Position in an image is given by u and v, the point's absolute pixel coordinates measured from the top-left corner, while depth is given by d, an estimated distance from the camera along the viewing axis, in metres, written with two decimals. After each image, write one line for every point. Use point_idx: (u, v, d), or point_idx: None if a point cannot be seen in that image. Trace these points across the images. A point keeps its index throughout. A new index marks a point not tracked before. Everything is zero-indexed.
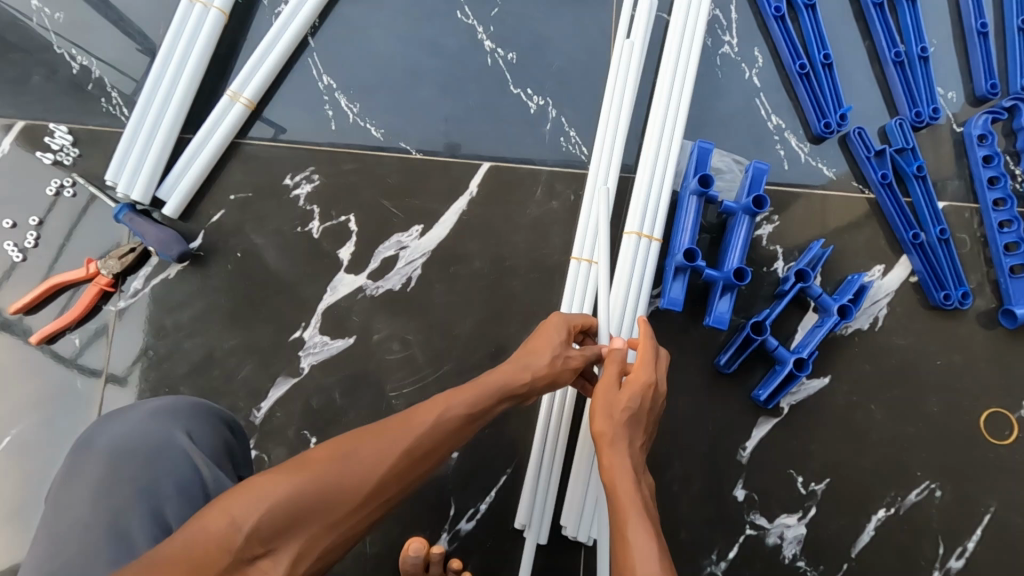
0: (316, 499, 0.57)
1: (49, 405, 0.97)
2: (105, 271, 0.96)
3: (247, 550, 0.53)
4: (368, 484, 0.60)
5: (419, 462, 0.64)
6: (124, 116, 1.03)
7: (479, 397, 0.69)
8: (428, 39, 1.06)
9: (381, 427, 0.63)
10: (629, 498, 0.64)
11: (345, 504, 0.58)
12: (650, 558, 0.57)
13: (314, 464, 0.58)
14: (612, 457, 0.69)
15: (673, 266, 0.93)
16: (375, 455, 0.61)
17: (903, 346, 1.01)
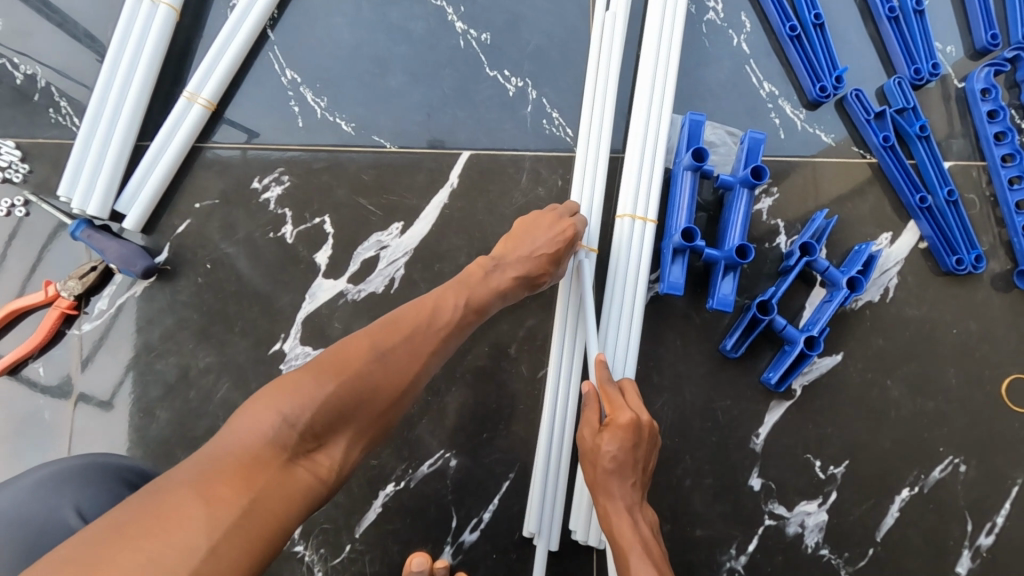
0: (363, 395, 0.59)
1: (16, 440, 0.91)
2: (65, 293, 0.89)
3: (302, 445, 0.55)
4: (402, 379, 0.63)
5: (438, 360, 0.69)
6: (75, 126, 0.97)
7: (481, 298, 0.75)
8: (395, 24, 1.00)
9: (405, 325, 0.66)
10: (631, 547, 0.67)
11: (388, 398, 0.62)
12: None
13: (352, 361, 0.60)
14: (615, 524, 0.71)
15: (671, 248, 0.88)
16: (405, 353, 0.64)
17: (917, 317, 0.96)
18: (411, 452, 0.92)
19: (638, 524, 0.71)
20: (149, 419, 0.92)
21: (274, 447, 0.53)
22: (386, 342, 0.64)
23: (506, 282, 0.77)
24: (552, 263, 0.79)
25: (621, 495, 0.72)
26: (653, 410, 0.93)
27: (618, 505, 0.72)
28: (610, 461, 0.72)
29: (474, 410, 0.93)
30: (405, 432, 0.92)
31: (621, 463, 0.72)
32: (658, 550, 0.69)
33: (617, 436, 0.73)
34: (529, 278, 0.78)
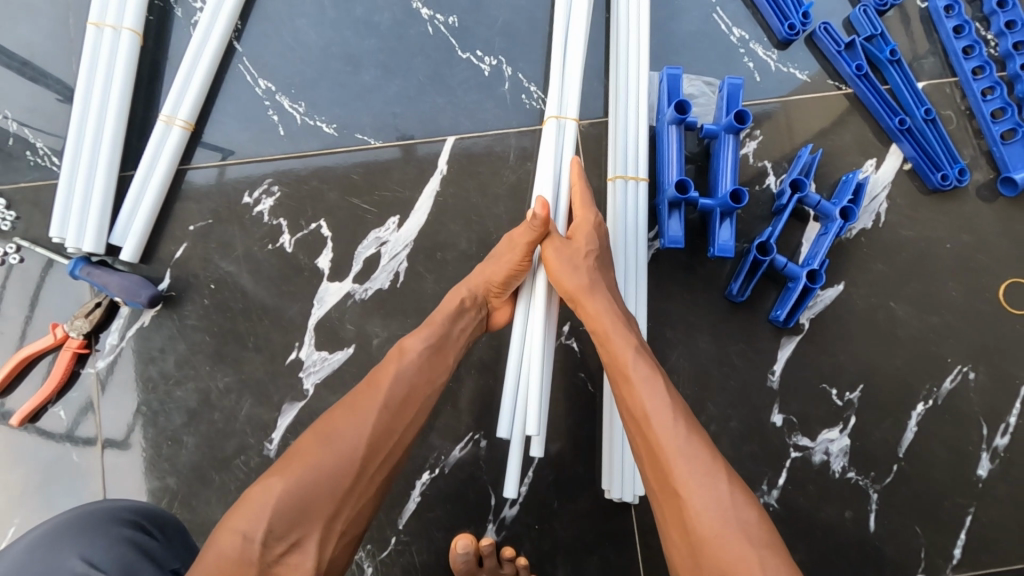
0: (316, 484, 0.64)
1: (49, 485, 0.91)
2: (74, 333, 0.89)
3: (269, 551, 0.60)
4: (354, 455, 0.67)
5: (400, 415, 0.72)
6: (55, 166, 0.96)
7: (433, 332, 0.78)
8: (361, 18, 1.00)
9: (354, 400, 0.72)
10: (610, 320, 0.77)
11: (343, 480, 0.66)
12: (658, 394, 0.69)
13: (299, 458, 0.66)
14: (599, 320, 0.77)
15: (666, 203, 0.89)
16: (351, 429, 0.69)
17: (911, 237, 0.98)
18: (440, 439, 0.93)
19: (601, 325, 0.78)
20: (179, 445, 0.92)
21: (241, 563, 0.59)
22: (328, 427, 0.69)
23: (448, 309, 0.80)
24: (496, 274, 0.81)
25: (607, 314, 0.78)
26: (669, 363, 0.95)
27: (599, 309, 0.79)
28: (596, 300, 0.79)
29: (496, 388, 0.95)
30: (432, 421, 0.93)
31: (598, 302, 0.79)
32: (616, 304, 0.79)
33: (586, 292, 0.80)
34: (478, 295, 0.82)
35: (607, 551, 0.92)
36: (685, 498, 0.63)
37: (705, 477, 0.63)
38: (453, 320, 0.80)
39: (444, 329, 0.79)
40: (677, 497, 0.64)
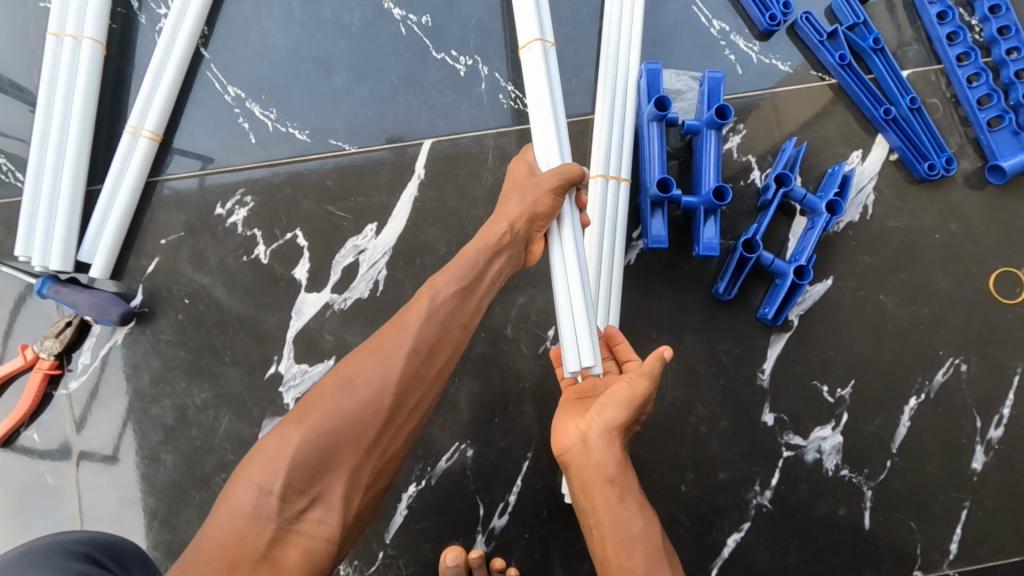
0: (336, 435, 0.61)
1: (25, 510, 0.89)
2: (44, 354, 0.87)
3: (288, 507, 0.57)
4: (379, 403, 0.63)
5: (426, 360, 0.67)
6: (20, 181, 0.93)
7: (466, 271, 0.70)
8: (331, 20, 0.97)
9: (379, 342, 0.66)
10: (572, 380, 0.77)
11: (367, 430, 0.62)
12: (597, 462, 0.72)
13: (319, 405, 0.62)
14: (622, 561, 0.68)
15: (649, 202, 0.87)
16: (374, 374, 0.64)
17: (898, 228, 0.97)
18: (427, 449, 0.91)
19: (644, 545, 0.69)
20: (157, 465, 0.90)
21: (258, 520, 0.56)
22: (349, 372, 0.64)
23: (481, 245, 0.71)
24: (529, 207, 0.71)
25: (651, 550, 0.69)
26: (657, 365, 0.94)
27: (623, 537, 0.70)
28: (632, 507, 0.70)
29: (481, 396, 0.92)
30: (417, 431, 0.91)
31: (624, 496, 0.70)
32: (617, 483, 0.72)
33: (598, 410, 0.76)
34: (520, 228, 0.72)
35: None
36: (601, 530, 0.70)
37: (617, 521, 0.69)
38: (490, 258, 0.71)
39: (475, 269, 0.70)
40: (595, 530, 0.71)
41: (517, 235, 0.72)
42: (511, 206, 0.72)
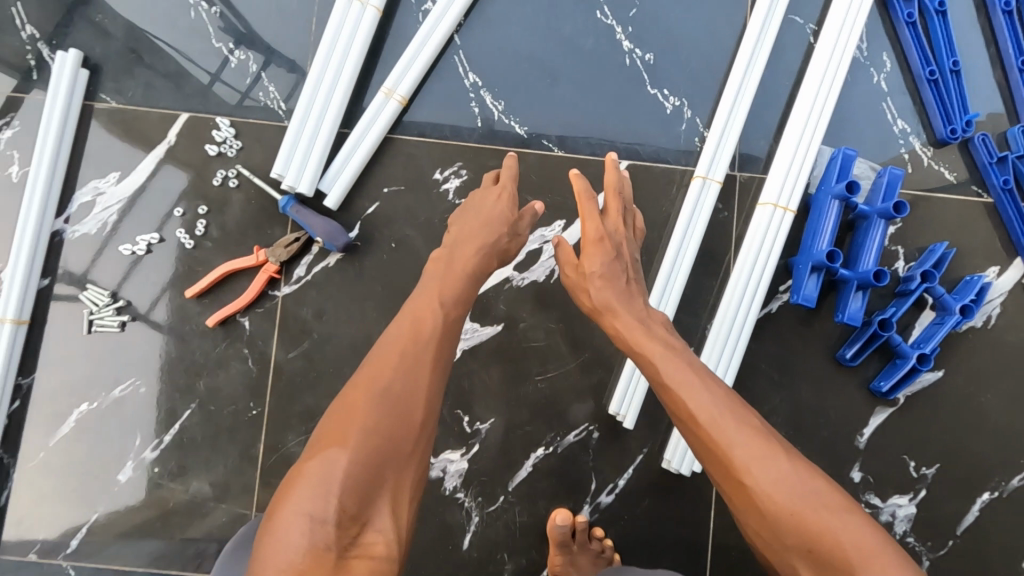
0: (378, 454, 0.66)
1: (222, 383, 1.04)
2: (274, 259, 1.02)
3: (343, 534, 0.62)
4: (409, 412, 0.69)
5: (441, 371, 0.75)
6: (281, 109, 1.07)
7: (456, 293, 0.82)
8: (567, 37, 1.10)
9: (391, 355, 0.73)
10: (608, 294, 0.86)
11: (404, 441, 0.68)
12: (700, 396, 0.72)
13: (352, 422, 0.67)
14: (726, 435, 0.69)
15: (809, 266, 0.99)
16: (399, 381, 0.70)
17: (1013, 343, 1.08)
18: (560, 422, 1.05)
19: (765, 443, 0.68)
20: (336, 374, 1.05)
21: (316, 548, 0.60)
22: (377, 381, 0.70)
23: (472, 264, 0.86)
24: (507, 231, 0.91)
25: (804, 473, 0.67)
26: (771, 404, 1.06)
27: (770, 468, 0.67)
28: (706, 385, 0.73)
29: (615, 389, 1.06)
30: (556, 404, 1.06)
31: (673, 346, 0.78)
32: (672, 339, 0.80)
33: (598, 270, 0.87)
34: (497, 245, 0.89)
35: (681, 553, 1.04)
36: (750, 485, 0.67)
37: (763, 459, 0.67)
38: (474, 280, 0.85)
39: (468, 292, 0.83)
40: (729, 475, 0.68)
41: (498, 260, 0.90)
42: (500, 231, 0.90)
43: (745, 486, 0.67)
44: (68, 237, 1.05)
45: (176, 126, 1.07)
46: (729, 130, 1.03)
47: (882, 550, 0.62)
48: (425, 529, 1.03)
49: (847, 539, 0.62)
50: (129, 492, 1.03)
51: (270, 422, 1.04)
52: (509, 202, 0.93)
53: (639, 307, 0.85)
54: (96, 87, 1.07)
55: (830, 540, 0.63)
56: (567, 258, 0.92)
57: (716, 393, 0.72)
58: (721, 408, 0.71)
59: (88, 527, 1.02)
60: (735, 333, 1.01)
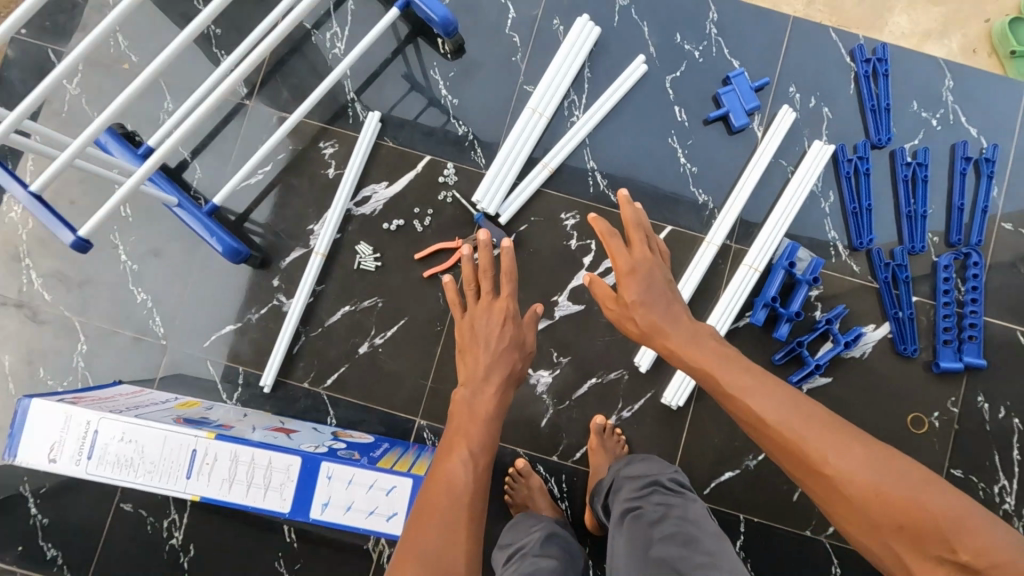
0: (436, 561, 1.09)
1: (423, 309, 1.85)
2: (467, 245, 1.84)
3: None
4: (455, 493, 1.19)
5: (479, 447, 1.30)
6: (482, 163, 1.90)
7: (476, 391, 1.41)
8: (649, 150, 1.90)
9: (445, 450, 1.30)
10: (655, 302, 1.36)
11: (456, 510, 1.16)
12: (763, 402, 1.13)
13: (430, 512, 1.16)
14: (808, 440, 1.06)
15: (762, 303, 1.78)
16: (451, 466, 1.24)
17: (875, 370, 1.84)
18: (607, 366, 1.84)
19: (843, 439, 1.04)
20: None
21: None
22: (443, 469, 1.24)
23: (489, 359, 1.44)
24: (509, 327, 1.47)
25: (875, 453, 1.01)
26: None
27: (852, 465, 1.01)
28: (772, 400, 1.13)
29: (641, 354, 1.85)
30: (606, 356, 1.84)
31: (711, 345, 1.29)
32: (746, 366, 1.22)
33: (636, 298, 1.37)
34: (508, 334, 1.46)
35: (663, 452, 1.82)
36: (840, 480, 1.01)
37: (847, 456, 1.02)
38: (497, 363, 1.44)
39: (491, 367, 1.43)
40: (828, 467, 1.02)
41: (514, 348, 1.48)
42: (506, 327, 1.46)
43: (839, 480, 1.01)
44: (354, 214, 1.87)
45: (422, 163, 1.89)
46: (728, 219, 1.82)
47: (933, 486, 0.96)
48: (522, 411, 1.83)
49: (938, 505, 0.93)
50: (364, 359, 1.84)
51: (446, 336, 1.84)
52: (503, 314, 1.48)
53: (682, 320, 1.35)
54: (383, 133, 1.90)
55: (927, 509, 0.93)
56: (605, 293, 1.44)
57: (785, 407, 1.11)
58: (799, 420, 1.09)
59: (337, 375, 1.83)
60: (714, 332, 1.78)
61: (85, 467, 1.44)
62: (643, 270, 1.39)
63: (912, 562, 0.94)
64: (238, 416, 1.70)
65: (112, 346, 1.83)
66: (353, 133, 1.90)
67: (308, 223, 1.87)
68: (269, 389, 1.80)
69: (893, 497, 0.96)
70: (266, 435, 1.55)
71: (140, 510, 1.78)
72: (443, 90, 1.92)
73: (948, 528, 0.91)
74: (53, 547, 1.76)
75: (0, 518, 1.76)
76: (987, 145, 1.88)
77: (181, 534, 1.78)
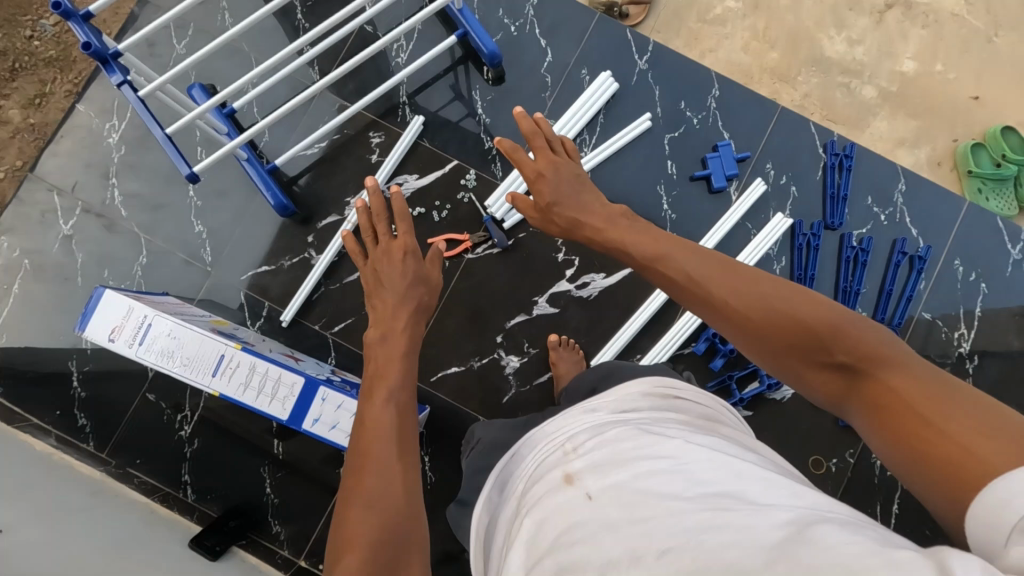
0: (381, 462, 1.24)
1: None
2: (473, 240, 2.19)
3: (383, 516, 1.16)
4: (397, 410, 1.37)
5: (409, 376, 1.49)
6: (499, 175, 2.26)
7: (389, 319, 1.66)
8: (639, 191, 2.25)
9: (374, 388, 1.44)
10: (561, 187, 1.81)
11: (393, 425, 1.32)
12: (684, 260, 1.39)
13: (370, 428, 1.32)
14: (714, 283, 1.29)
15: (703, 336, 2.13)
16: (387, 390, 1.42)
17: (790, 413, 2.17)
18: None
19: (740, 278, 1.26)
20: (475, 301, 2.20)
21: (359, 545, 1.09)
22: (377, 400, 1.39)
23: (399, 291, 1.72)
24: (409, 259, 1.77)
25: (770, 285, 1.21)
26: None
27: (751, 290, 1.22)
28: (688, 260, 1.38)
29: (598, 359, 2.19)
30: None
31: (619, 228, 1.65)
32: (673, 240, 1.49)
33: (549, 199, 1.80)
34: (411, 261, 1.77)
35: None
36: (738, 308, 1.22)
37: (742, 287, 1.24)
38: (406, 296, 1.71)
39: (404, 299, 1.71)
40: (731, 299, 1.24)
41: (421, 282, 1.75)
42: (409, 262, 1.77)
43: (739, 307, 1.22)
44: None
45: (450, 165, 2.25)
46: None
47: (817, 303, 1.13)
48: (489, 385, 2.17)
49: (815, 316, 1.11)
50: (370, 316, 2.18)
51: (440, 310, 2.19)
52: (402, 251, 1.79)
53: (590, 206, 1.76)
54: (422, 135, 2.26)
55: (803, 318, 1.12)
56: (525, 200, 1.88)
57: (698, 263, 1.36)
58: (704, 270, 1.33)
59: (344, 325, 2.18)
60: (662, 353, 2.12)
61: (135, 350, 1.79)
62: (548, 176, 1.84)
63: (804, 368, 1.12)
64: (258, 339, 2.04)
65: (167, 263, 2.19)
66: (398, 129, 2.26)
67: (347, 196, 2.22)
68: (287, 324, 2.15)
69: (786, 316, 1.14)
70: (281, 356, 1.91)
71: (161, 401, 2.12)
72: (479, 108, 2.29)
73: (825, 335, 1.08)
74: (84, 417, 2.11)
75: (48, 383, 2.11)
76: (922, 245, 2.21)
77: (190, 428, 2.11)
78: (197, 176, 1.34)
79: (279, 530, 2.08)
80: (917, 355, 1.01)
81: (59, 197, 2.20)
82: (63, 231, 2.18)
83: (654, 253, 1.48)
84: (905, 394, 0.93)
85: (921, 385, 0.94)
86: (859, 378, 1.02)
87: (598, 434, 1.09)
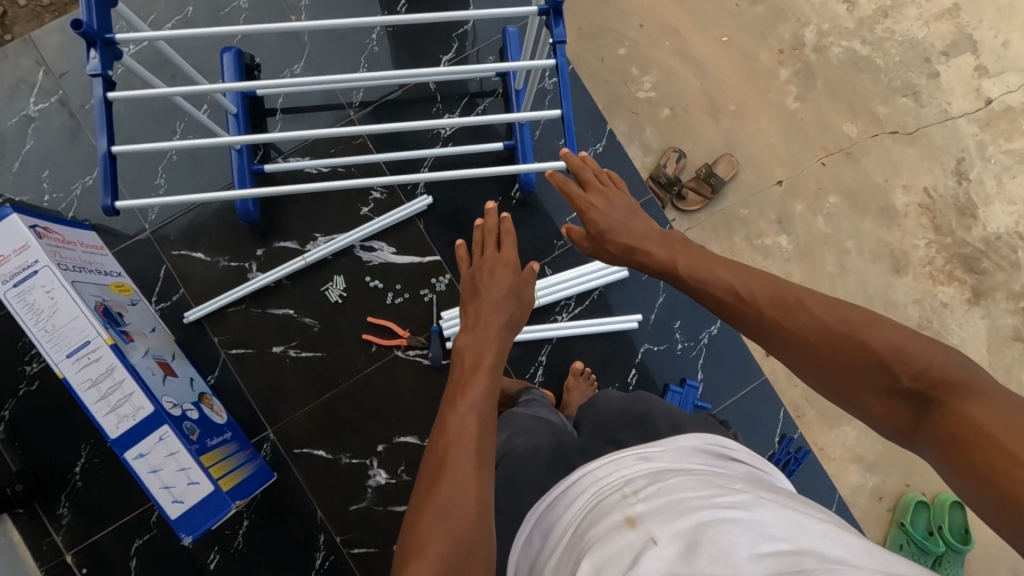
0: (469, 465, 1.10)
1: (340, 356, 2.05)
2: (410, 340, 2.04)
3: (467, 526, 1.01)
4: (482, 411, 1.23)
5: (494, 371, 1.36)
6: None
7: (486, 310, 1.56)
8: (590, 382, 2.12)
9: (456, 383, 1.33)
10: (620, 212, 1.62)
11: (474, 429, 1.18)
12: (715, 270, 1.32)
13: (451, 426, 1.19)
14: (756, 300, 1.20)
15: None
16: (478, 385, 1.29)
17: None
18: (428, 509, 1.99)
19: (783, 299, 1.15)
20: (378, 399, 2.03)
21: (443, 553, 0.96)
22: (460, 396, 1.26)
23: (508, 280, 1.63)
24: (517, 269, 1.67)
25: (812, 310, 1.10)
26: None
27: (796, 315, 1.11)
28: (722, 274, 1.30)
29: None
30: None
31: (675, 239, 1.51)
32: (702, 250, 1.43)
33: (603, 228, 1.59)
34: (518, 269, 1.67)
35: None
36: (783, 327, 1.12)
37: (778, 313, 1.15)
38: (507, 297, 1.60)
39: (505, 296, 1.60)
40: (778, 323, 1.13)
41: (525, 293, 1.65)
42: (509, 271, 1.66)
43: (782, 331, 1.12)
44: (354, 252, 2.08)
45: (429, 259, 2.11)
46: None
47: (876, 326, 1.01)
48: (342, 487, 1.99)
49: (882, 343, 0.98)
50: (272, 357, 2.03)
51: (340, 389, 2.03)
52: (508, 265, 1.67)
53: (641, 224, 1.58)
54: (421, 215, 2.12)
55: (867, 345, 0.99)
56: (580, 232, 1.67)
57: (734, 277, 1.27)
58: (737, 287, 1.25)
59: (243, 352, 2.03)
60: None
61: (5, 289, 1.61)
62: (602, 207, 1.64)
63: (863, 397, 1.00)
64: (146, 328, 1.87)
65: None
66: (402, 197, 2.12)
67: (316, 233, 2.08)
68: (188, 322, 2.00)
69: (846, 338, 1.03)
70: (149, 368, 1.72)
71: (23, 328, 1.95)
72: None
73: (888, 360, 0.96)
74: None
75: None
76: None
77: (36, 367, 1.95)
78: (113, 207, 1.28)
79: (64, 514, 1.91)
80: (995, 380, 0.90)
81: (44, 74, 2.03)
82: (26, 110, 2.01)
83: (692, 274, 1.37)
84: (988, 426, 0.82)
85: (1009, 416, 0.82)
86: (929, 408, 0.91)
87: (657, 481, 0.90)
